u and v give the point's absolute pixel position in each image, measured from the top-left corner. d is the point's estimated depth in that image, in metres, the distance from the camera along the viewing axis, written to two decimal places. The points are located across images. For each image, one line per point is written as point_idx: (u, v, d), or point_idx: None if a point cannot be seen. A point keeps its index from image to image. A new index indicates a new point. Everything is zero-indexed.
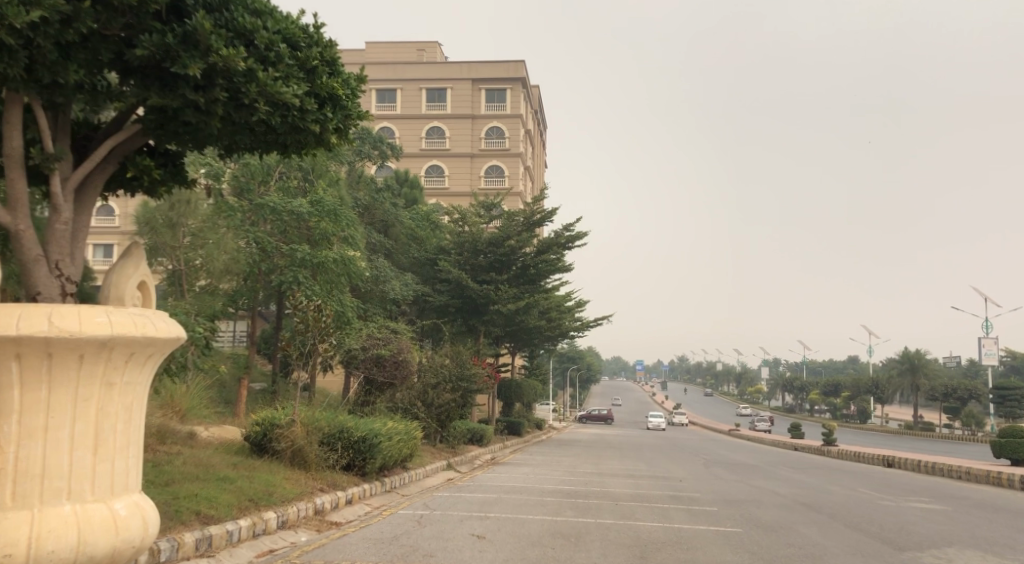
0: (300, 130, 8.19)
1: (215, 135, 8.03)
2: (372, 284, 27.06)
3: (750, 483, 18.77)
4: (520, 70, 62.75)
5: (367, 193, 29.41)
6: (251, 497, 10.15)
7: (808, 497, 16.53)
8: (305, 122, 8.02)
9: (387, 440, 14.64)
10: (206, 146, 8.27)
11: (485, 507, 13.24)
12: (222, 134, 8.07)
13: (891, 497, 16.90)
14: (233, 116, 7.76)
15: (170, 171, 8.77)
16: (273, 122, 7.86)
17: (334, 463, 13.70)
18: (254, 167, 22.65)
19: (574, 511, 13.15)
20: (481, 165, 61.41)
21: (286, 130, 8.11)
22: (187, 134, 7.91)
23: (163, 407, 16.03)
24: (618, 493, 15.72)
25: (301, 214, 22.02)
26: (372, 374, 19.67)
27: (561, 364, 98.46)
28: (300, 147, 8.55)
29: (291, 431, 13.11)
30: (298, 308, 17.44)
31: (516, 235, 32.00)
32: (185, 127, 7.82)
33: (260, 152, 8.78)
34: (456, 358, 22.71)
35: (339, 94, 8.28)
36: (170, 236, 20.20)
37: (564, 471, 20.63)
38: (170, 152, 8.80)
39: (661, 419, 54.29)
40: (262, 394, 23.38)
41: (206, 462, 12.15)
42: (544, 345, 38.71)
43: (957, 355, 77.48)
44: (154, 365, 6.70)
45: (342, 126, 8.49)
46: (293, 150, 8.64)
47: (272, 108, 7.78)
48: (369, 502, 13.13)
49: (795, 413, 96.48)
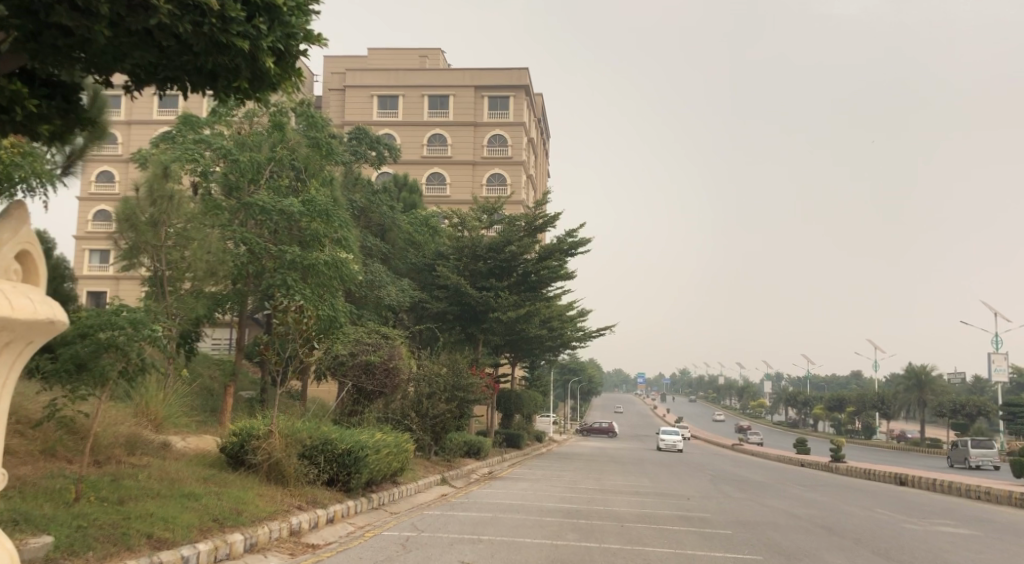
0: (225, 49, 7.95)
1: (115, 49, 7.83)
2: (368, 289, 26.14)
3: (760, 502, 17.73)
4: (524, 78, 61.77)
5: (364, 195, 28.44)
6: (215, 516, 9.10)
7: (826, 518, 15.44)
8: (228, 34, 7.77)
9: (374, 453, 13.59)
10: (98, 65, 8.07)
11: (478, 528, 12.17)
12: (119, 47, 7.82)
13: (915, 520, 15.80)
14: (126, 19, 7.57)
15: (57, 105, 8.56)
16: (182, 28, 7.64)
17: (314, 479, 12.62)
18: (244, 164, 21.42)
19: (576, 534, 12.07)
20: (483, 173, 60.58)
21: (205, 47, 7.89)
22: (70, 46, 7.72)
23: (137, 414, 15.11)
24: (621, 512, 14.71)
25: (292, 214, 20.92)
26: (360, 383, 18.60)
27: (562, 376, 97.40)
28: (230, 78, 8.29)
29: (269, 442, 12.14)
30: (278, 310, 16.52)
31: (517, 240, 30.94)
32: (64, 36, 7.65)
33: (183, 89, 8.50)
34: (453, 367, 21.60)
35: (277, 5, 8.00)
36: (152, 235, 18.92)
37: (564, 486, 19.63)
38: (53, 83, 8.58)
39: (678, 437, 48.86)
40: (249, 403, 22.28)
41: (173, 477, 11.04)
42: (546, 356, 37.71)
43: (964, 372, 76.25)
44: (15, 349, 6.95)
45: (282, 46, 8.21)
46: (223, 82, 8.35)
47: (177, 8, 7.58)
48: (353, 521, 12.10)
49: (798, 428, 95.18)
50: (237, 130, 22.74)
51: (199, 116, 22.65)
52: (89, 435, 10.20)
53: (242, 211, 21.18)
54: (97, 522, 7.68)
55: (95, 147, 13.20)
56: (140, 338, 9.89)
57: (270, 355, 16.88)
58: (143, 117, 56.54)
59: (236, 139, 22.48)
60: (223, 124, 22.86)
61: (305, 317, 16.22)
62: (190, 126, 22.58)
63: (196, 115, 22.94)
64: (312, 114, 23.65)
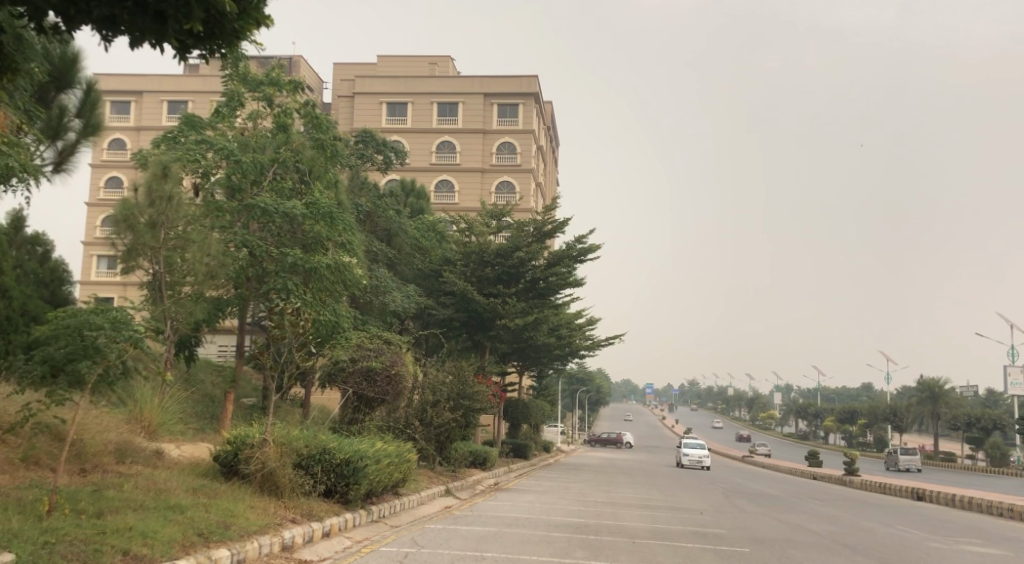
0: None
1: None
2: (372, 295, 25.64)
3: (777, 519, 17.07)
4: (534, 86, 61.29)
5: (370, 199, 27.91)
6: (200, 530, 8.54)
7: (846, 536, 14.83)
8: None
9: (374, 463, 13.01)
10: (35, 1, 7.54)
11: (482, 543, 11.57)
12: None
13: (939, 539, 15.18)
14: None
15: None
16: None
17: (310, 490, 12.04)
18: (246, 165, 20.70)
19: (586, 552, 11.48)
20: (492, 180, 60.09)
21: None
22: None
23: (131, 421, 14.64)
24: (632, 528, 14.11)
25: (295, 217, 20.30)
26: (361, 390, 18.14)
27: (570, 386, 96.77)
28: (182, 20, 7.65)
29: (263, 451, 11.60)
30: (274, 312, 15.91)
31: (525, 246, 30.32)
32: None
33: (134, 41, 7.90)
34: (458, 374, 20.96)
35: None
36: (151, 236, 18.45)
37: (573, 500, 19.01)
38: None
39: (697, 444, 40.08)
40: (250, 410, 21.73)
41: (160, 487, 10.48)
42: (554, 365, 37.18)
43: (977, 385, 75.29)
44: None
45: None
46: (175, 27, 7.75)
47: None
48: (351, 535, 11.52)
49: (809, 440, 94.03)
50: (240, 131, 22.16)
51: (201, 116, 21.98)
52: (66, 443, 9.65)
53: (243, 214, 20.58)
54: (68, 537, 7.17)
55: (86, 148, 12.74)
56: (122, 339, 9.49)
57: (264, 359, 16.26)
58: (152, 122, 56.32)
59: (239, 139, 21.84)
60: (225, 125, 22.21)
61: (302, 319, 15.71)
62: (192, 126, 21.89)
63: (198, 116, 22.19)
64: (316, 115, 22.93)
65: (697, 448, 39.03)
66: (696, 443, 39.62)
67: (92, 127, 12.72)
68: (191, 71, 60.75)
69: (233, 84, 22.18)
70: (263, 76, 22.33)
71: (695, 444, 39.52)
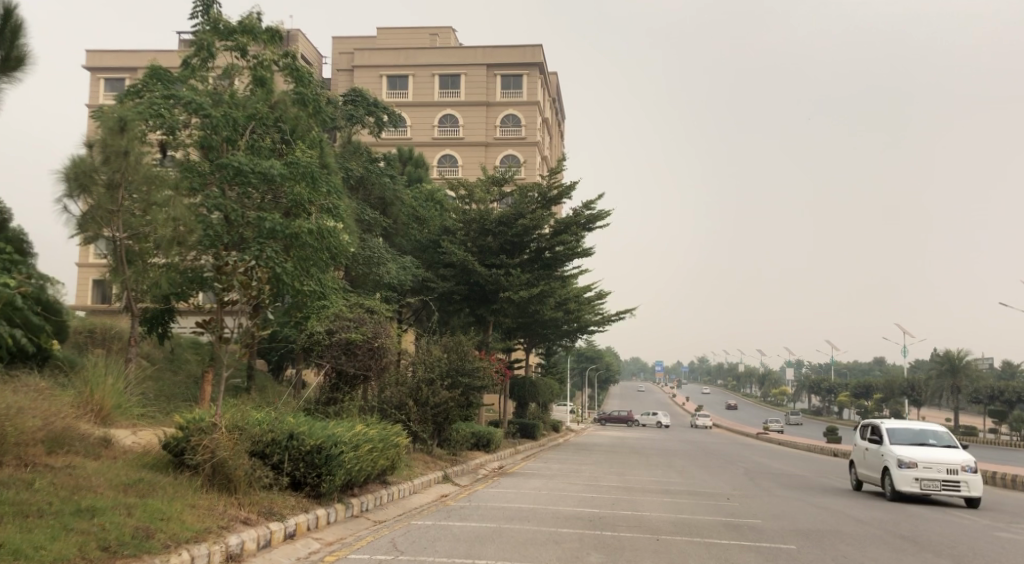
0: None
1: None
2: (364, 266, 23.74)
3: (816, 505, 15.13)
4: (538, 56, 59.11)
5: (361, 164, 25.97)
6: (105, 542, 7.10)
7: (898, 526, 13.00)
8: None
9: (353, 450, 11.13)
10: None
11: (478, 544, 9.76)
12: None
13: (1006, 527, 13.36)
14: None
15: None
16: None
17: (273, 484, 10.26)
18: (216, 120, 18.66)
19: (602, 555, 9.64)
20: (496, 154, 58.11)
21: None
22: None
23: (79, 405, 12.74)
24: (654, 520, 12.25)
25: (272, 176, 18.25)
26: (339, 365, 16.10)
27: (579, 363, 95.10)
28: None
29: (212, 440, 9.70)
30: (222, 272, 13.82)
31: (530, 213, 28.16)
32: None
33: None
34: (456, 348, 19.02)
35: None
36: (108, 200, 16.59)
37: (584, 485, 17.10)
38: None
39: (949, 461, 15.91)
40: (233, 390, 19.87)
41: (82, 481, 8.65)
42: (562, 341, 35.30)
43: (993, 358, 73.16)
44: None
45: None
46: None
47: None
48: (321, 536, 9.73)
49: (823, 416, 91.63)
50: (213, 87, 20.05)
51: (170, 69, 19.85)
52: None
53: (216, 174, 18.65)
54: None
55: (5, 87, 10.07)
56: None
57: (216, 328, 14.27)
58: None
59: (213, 94, 19.72)
60: (196, 78, 20.15)
61: (256, 281, 14.02)
62: (157, 78, 19.69)
63: (165, 67, 20.07)
64: (297, 68, 20.62)
65: (925, 446, 16.82)
66: (913, 432, 17.26)
67: (14, 60, 10.03)
68: (184, 46, 58.82)
69: (204, 31, 20.10)
70: (236, 24, 20.17)
71: (908, 434, 17.26)
